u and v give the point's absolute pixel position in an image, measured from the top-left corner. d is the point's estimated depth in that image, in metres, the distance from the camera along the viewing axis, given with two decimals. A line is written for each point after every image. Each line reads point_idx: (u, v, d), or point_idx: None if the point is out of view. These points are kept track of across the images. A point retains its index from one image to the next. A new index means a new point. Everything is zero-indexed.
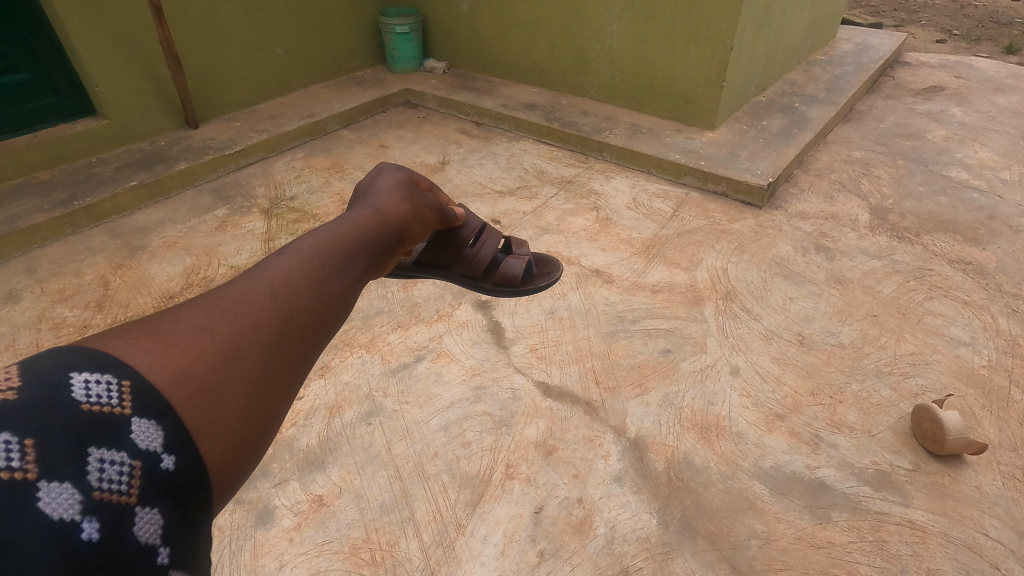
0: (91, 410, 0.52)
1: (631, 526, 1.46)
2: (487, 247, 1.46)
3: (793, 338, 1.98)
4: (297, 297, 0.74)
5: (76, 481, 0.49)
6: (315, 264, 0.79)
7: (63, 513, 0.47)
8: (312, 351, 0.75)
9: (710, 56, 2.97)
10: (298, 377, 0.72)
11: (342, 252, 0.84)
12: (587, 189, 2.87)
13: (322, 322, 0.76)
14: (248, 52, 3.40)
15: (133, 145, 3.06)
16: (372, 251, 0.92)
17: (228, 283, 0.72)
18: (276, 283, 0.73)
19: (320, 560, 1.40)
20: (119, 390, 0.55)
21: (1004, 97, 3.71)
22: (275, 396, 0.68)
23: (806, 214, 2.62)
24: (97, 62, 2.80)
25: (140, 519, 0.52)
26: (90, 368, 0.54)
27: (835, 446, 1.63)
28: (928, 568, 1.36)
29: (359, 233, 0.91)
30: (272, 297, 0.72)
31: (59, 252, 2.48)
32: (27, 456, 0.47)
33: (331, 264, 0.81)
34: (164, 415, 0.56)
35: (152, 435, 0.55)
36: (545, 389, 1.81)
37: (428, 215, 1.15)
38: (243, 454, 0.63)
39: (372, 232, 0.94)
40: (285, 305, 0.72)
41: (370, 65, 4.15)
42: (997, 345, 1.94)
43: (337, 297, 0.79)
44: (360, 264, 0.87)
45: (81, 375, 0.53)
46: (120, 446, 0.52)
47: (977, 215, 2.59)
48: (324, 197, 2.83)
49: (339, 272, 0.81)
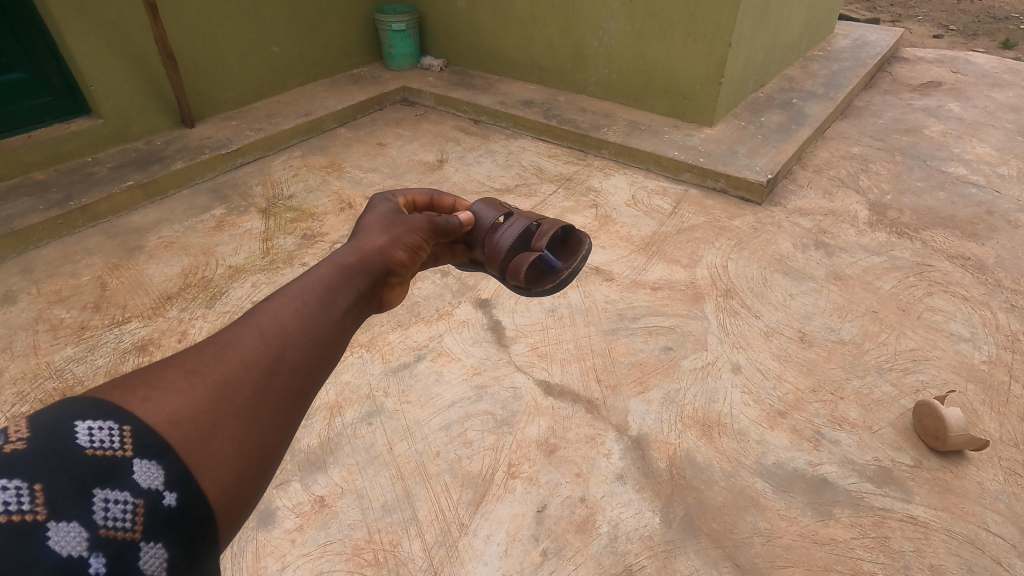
0: (96, 455, 0.51)
1: (634, 524, 1.45)
2: (510, 233, 1.34)
3: (793, 335, 1.98)
4: (287, 334, 0.71)
5: (84, 520, 0.48)
6: (306, 301, 0.76)
7: (71, 550, 0.47)
8: (308, 387, 0.71)
9: (708, 53, 2.96)
10: (294, 413, 0.69)
11: (332, 285, 0.81)
12: (586, 186, 2.86)
13: (316, 355, 0.73)
14: (244, 50, 3.38)
15: (128, 144, 3.04)
16: (366, 282, 0.88)
17: (216, 329, 0.69)
18: (264, 322, 0.70)
19: (322, 561, 1.40)
20: (121, 434, 0.53)
21: (1001, 92, 3.72)
22: (273, 432, 0.65)
23: (805, 211, 2.62)
24: (92, 62, 2.78)
25: (146, 554, 0.50)
26: (93, 415, 0.53)
27: (836, 443, 1.63)
28: (930, 563, 1.36)
29: (345, 266, 0.87)
30: (262, 337, 0.69)
31: (55, 252, 2.46)
32: (36, 499, 0.47)
33: (323, 298, 0.78)
34: (163, 454, 0.54)
35: (154, 473, 0.53)
36: (546, 388, 1.81)
37: (414, 239, 1.03)
38: (244, 490, 0.60)
39: (362, 263, 0.90)
40: (275, 344, 0.69)
41: (367, 63, 4.13)
42: (997, 340, 1.94)
43: (330, 330, 0.76)
44: (353, 294, 0.83)
45: (85, 423, 0.52)
46: (123, 485, 0.51)
47: (976, 210, 2.59)
48: (322, 196, 2.82)
49: (330, 305, 0.78)
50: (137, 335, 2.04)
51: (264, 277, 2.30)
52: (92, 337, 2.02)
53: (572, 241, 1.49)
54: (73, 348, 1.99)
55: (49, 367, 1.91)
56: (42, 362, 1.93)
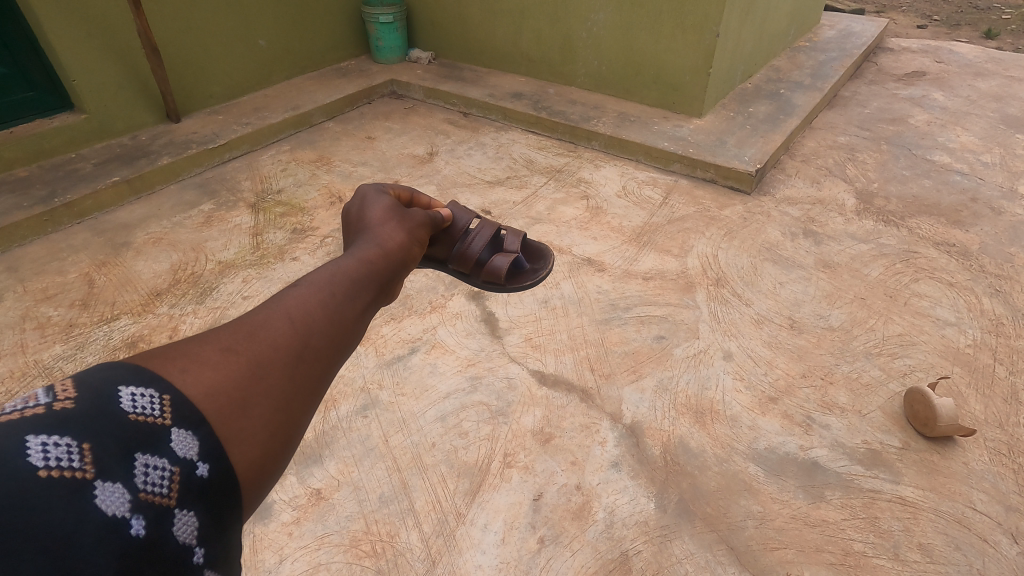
0: (138, 421, 0.53)
1: (629, 510, 1.47)
2: (479, 242, 1.44)
3: (784, 322, 2.01)
4: (313, 322, 0.75)
5: (127, 482, 0.50)
6: (328, 294, 0.80)
7: (115, 509, 0.48)
8: (328, 374, 0.75)
9: (696, 43, 2.96)
10: (314, 397, 0.72)
11: (352, 282, 0.86)
12: (577, 177, 2.87)
13: (337, 345, 0.76)
14: (230, 45, 3.34)
15: (113, 141, 3.00)
16: (380, 282, 0.93)
17: (247, 312, 0.72)
18: (291, 309, 0.74)
19: (320, 553, 1.40)
20: (161, 402, 0.55)
21: (983, 81, 3.77)
22: (295, 414, 0.68)
23: (793, 200, 2.65)
24: (72, 55, 2.73)
25: (179, 521, 0.52)
26: (135, 383, 0.55)
27: (826, 427, 1.66)
28: (918, 542, 1.39)
29: (365, 265, 0.92)
30: (291, 322, 0.73)
31: (41, 250, 2.42)
32: (85, 458, 0.49)
33: (342, 293, 0.82)
34: (199, 426, 0.56)
35: (190, 443, 0.55)
36: (540, 377, 1.82)
37: (422, 232, 1.16)
38: (268, 467, 0.62)
39: (381, 263, 0.95)
40: (302, 331, 0.73)
41: (354, 56, 4.09)
42: (981, 325, 1.98)
43: (350, 322, 0.80)
44: (370, 291, 0.88)
45: (128, 389, 0.54)
46: (161, 452, 0.53)
47: (961, 197, 2.63)
48: (311, 190, 2.80)
49: (351, 300, 0.83)
50: (127, 331, 2.02)
51: (254, 272, 2.28)
52: (80, 335, 2.00)
53: (531, 250, 1.68)
54: (61, 346, 1.96)
55: (38, 365, 1.89)
56: (30, 360, 1.90)
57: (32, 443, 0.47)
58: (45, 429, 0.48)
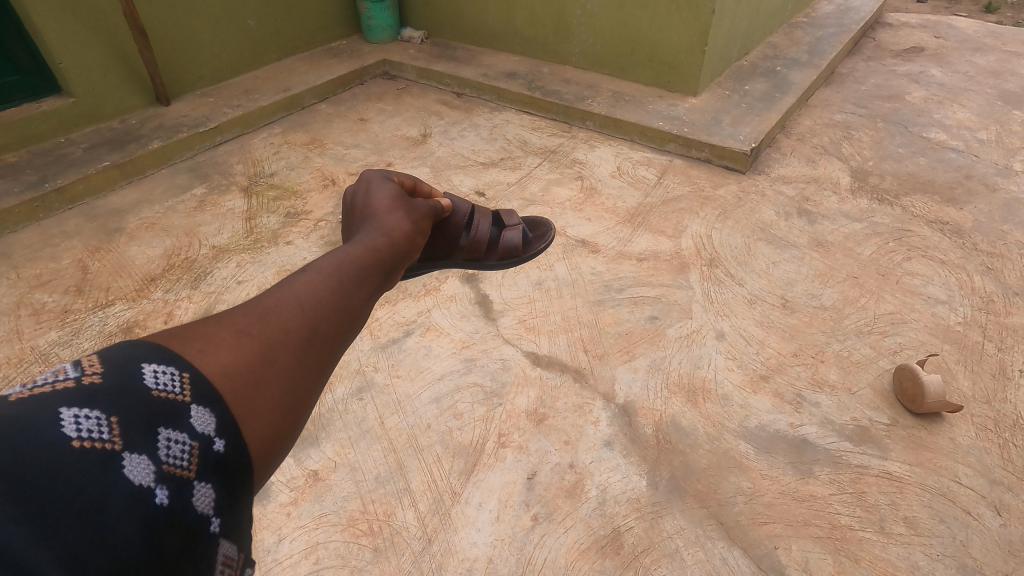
0: (160, 397, 0.55)
1: (622, 487, 1.50)
2: (482, 227, 1.58)
3: (776, 302, 2.02)
4: (321, 309, 0.77)
5: (151, 454, 0.51)
6: (335, 282, 0.83)
7: (141, 479, 0.49)
8: (333, 359, 0.77)
9: (692, 21, 2.92)
10: (320, 381, 0.74)
11: (356, 271, 0.89)
12: (572, 158, 2.85)
13: (341, 331, 0.79)
14: (219, 26, 3.28)
15: (102, 124, 2.97)
16: (382, 271, 0.96)
17: (256, 297, 0.75)
18: (301, 295, 0.77)
19: (318, 533, 1.43)
20: (181, 379, 0.57)
21: (981, 57, 3.73)
22: (303, 396, 0.70)
23: (788, 179, 2.64)
24: (58, 37, 2.68)
25: (198, 492, 0.53)
26: (157, 360, 0.57)
27: (816, 404, 1.68)
28: (904, 515, 1.42)
29: (369, 255, 0.95)
30: (301, 308, 0.75)
31: (33, 237, 2.41)
32: (113, 430, 0.51)
33: (348, 282, 0.85)
34: (216, 404, 0.58)
35: (208, 420, 0.57)
36: (534, 358, 1.83)
37: (422, 225, 1.19)
38: (277, 447, 0.64)
39: (384, 253, 0.98)
40: (311, 316, 0.75)
41: (345, 35, 4.04)
42: (972, 302, 1.99)
43: (355, 310, 0.83)
44: (373, 281, 0.92)
45: (151, 365, 0.56)
46: (182, 426, 0.54)
47: (956, 175, 2.63)
48: (304, 173, 2.78)
49: (356, 288, 0.86)
50: (122, 317, 2.02)
51: (248, 257, 2.28)
52: (76, 321, 2.01)
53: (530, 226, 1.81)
54: (57, 332, 1.97)
55: (34, 352, 1.89)
56: (27, 347, 1.91)
57: (65, 416, 0.49)
58: (75, 402, 0.50)
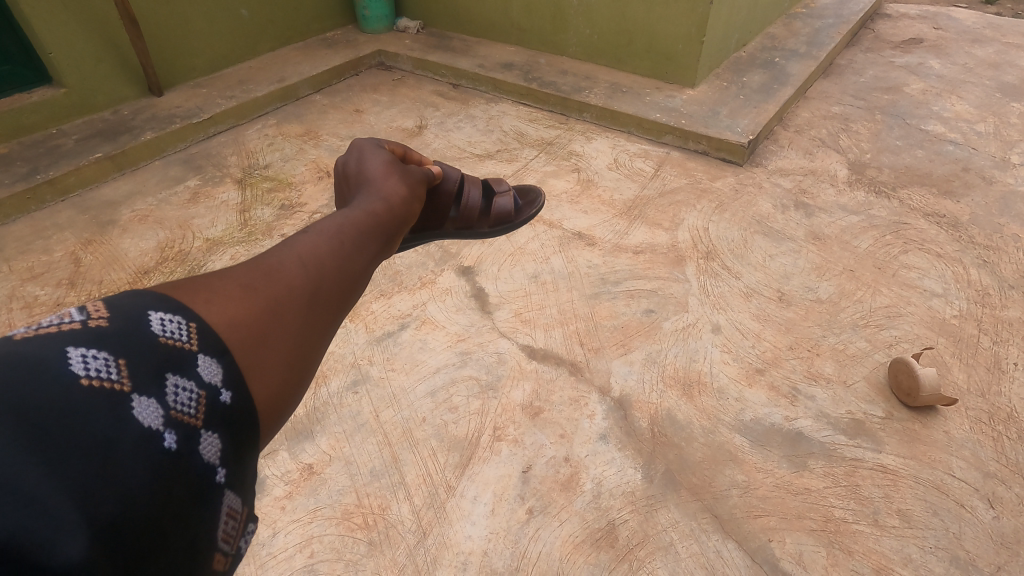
0: (167, 343, 0.59)
1: (617, 481, 1.50)
2: (473, 196, 1.57)
3: (772, 295, 2.01)
4: (322, 268, 0.82)
5: (159, 398, 0.55)
6: (334, 243, 0.87)
7: (150, 421, 0.54)
8: (333, 317, 0.82)
9: (689, 11, 2.90)
10: (322, 338, 0.79)
11: (355, 234, 0.93)
12: (568, 150, 2.83)
13: (342, 290, 0.84)
14: (212, 16, 3.24)
15: (94, 115, 2.93)
16: (382, 235, 1.00)
17: (261, 255, 0.80)
18: (301, 254, 0.81)
19: (312, 526, 1.43)
20: (188, 329, 0.62)
21: (980, 48, 3.71)
22: (305, 352, 0.75)
23: (785, 171, 2.63)
24: (48, 26, 2.65)
25: (205, 441, 0.57)
26: (166, 310, 0.62)
27: (812, 398, 1.68)
28: (898, 508, 1.43)
29: (367, 218, 0.98)
30: (303, 266, 0.80)
31: (25, 229, 2.39)
32: (121, 371, 0.55)
33: (348, 244, 0.89)
34: (222, 355, 0.63)
35: (214, 370, 0.61)
36: (530, 352, 1.83)
37: (421, 188, 1.22)
38: (282, 398, 0.69)
39: (383, 217, 1.02)
40: (312, 275, 0.80)
41: (340, 25, 3.99)
42: (968, 296, 1.99)
43: (355, 270, 0.88)
44: (372, 243, 0.96)
45: (159, 314, 0.61)
46: (190, 375, 0.59)
47: (953, 167, 2.62)
48: (299, 165, 2.76)
49: (356, 250, 0.90)
50: None
51: (243, 249, 2.27)
52: None
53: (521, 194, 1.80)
54: None
55: None
56: None
57: (73, 355, 0.53)
58: (85, 343, 0.54)
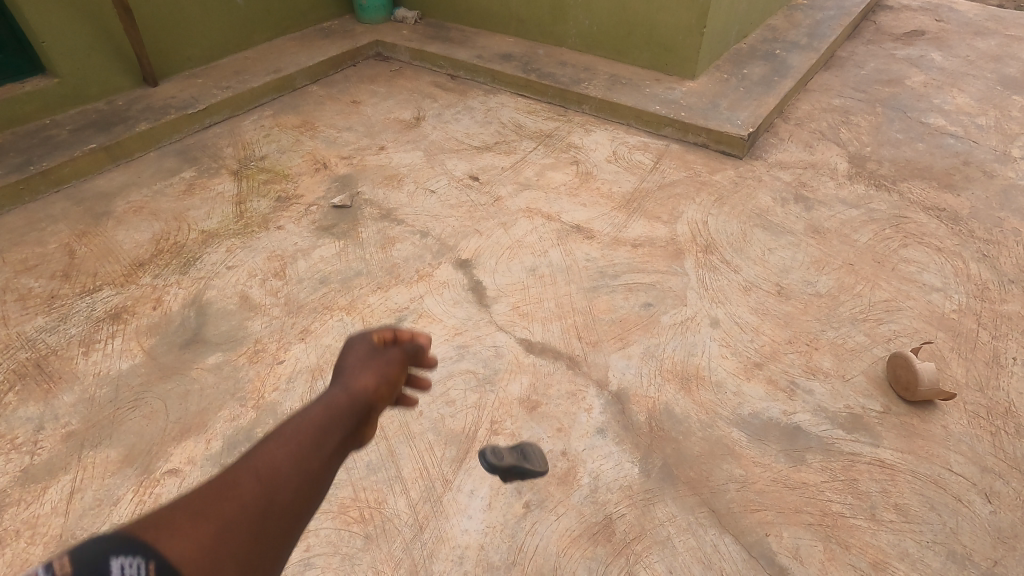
0: None
1: (614, 475, 1.49)
2: None
3: (771, 289, 2.00)
4: (286, 474, 0.65)
5: None
6: (307, 439, 0.70)
7: None
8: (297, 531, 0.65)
9: (690, 2, 2.87)
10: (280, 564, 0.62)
11: (335, 419, 0.75)
12: (567, 142, 2.81)
13: (309, 499, 0.66)
14: (207, 5, 3.20)
15: (88, 105, 2.90)
16: (364, 412, 0.81)
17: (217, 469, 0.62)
18: (263, 463, 0.64)
19: (308, 520, 1.42)
20: None
21: (982, 41, 3.69)
22: None
23: (785, 164, 2.61)
24: (41, 14, 2.61)
25: None
26: (122, 556, 0.47)
27: (810, 392, 1.68)
28: (895, 502, 1.43)
29: (349, 391, 0.80)
30: (263, 480, 0.63)
31: (19, 220, 2.37)
32: None
33: (322, 432, 0.72)
34: None
35: None
36: (527, 345, 1.82)
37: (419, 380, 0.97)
38: None
39: (369, 387, 0.82)
40: (269, 482, 0.63)
41: (337, 15, 3.95)
42: (967, 290, 1.98)
43: (325, 468, 0.70)
44: (353, 426, 0.78)
45: (117, 563, 0.46)
46: None
47: (954, 161, 2.61)
48: (295, 156, 2.74)
49: (331, 439, 0.72)
50: (110, 303, 1.99)
51: (238, 241, 2.25)
52: (63, 306, 1.98)
53: None
54: (44, 318, 1.94)
55: (20, 338, 1.87)
56: (13, 333, 1.89)
57: None
58: None
